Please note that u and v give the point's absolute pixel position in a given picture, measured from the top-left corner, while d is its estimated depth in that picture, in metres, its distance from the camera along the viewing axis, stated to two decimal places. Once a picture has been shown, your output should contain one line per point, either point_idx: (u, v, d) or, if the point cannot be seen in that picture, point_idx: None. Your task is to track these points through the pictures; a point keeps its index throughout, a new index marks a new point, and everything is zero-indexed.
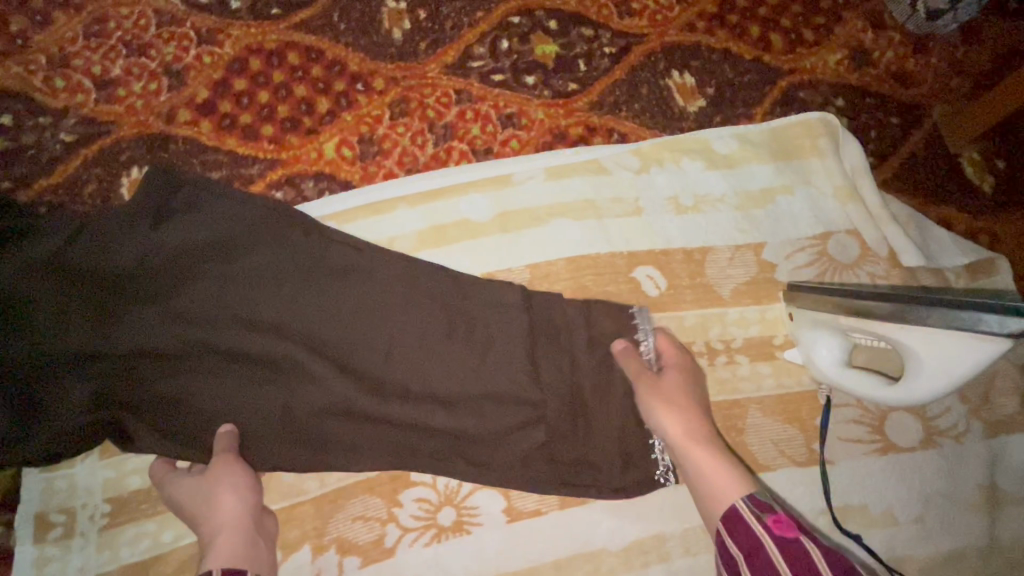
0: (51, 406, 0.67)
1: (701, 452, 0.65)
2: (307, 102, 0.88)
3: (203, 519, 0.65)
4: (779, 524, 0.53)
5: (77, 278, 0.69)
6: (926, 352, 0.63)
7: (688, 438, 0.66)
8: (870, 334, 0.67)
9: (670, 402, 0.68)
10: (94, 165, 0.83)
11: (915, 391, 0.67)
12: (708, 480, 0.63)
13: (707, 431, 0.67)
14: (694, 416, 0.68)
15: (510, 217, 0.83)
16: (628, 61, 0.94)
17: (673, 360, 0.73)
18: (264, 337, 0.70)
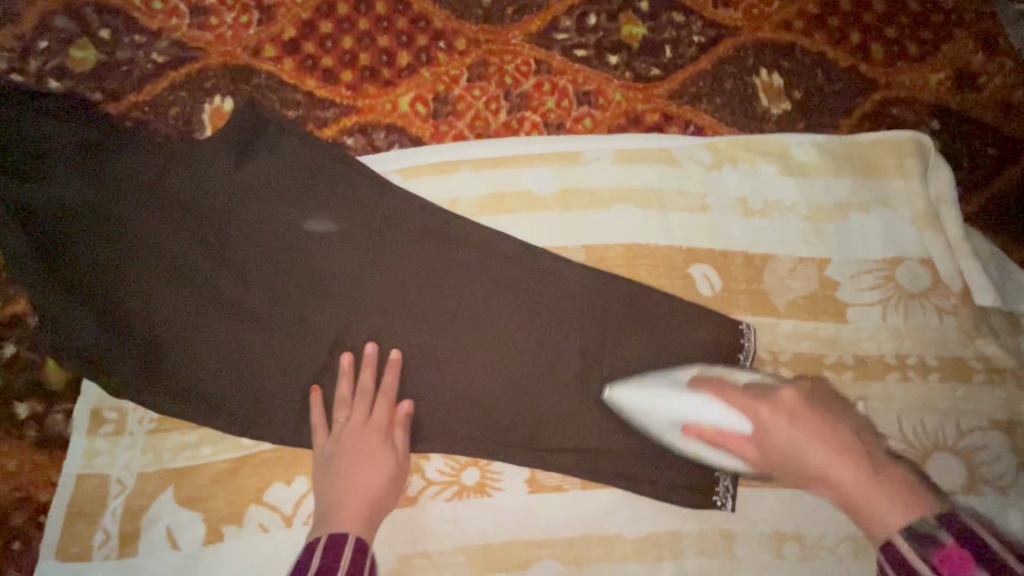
0: (124, 306, 0.74)
1: (846, 476, 0.62)
2: (388, 53, 0.88)
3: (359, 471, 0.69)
4: (947, 562, 0.51)
5: (172, 208, 0.76)
6: (654, 412, 0.70)
7: (835, 475, 0.63)
8: (679, 441, 0.70)
9: (788, 452, 0.65)
10: (179, 88, 0.85)
11: (722, 412, 0.68)
12: (869, 506, 0.60)
13: (843, 451, 0.63)
14: (826, 449, 0.64)
15: (572, 195, 0.82)
16: (715, 53, 0.91)
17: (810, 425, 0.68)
18: (327, 289, 0.76)
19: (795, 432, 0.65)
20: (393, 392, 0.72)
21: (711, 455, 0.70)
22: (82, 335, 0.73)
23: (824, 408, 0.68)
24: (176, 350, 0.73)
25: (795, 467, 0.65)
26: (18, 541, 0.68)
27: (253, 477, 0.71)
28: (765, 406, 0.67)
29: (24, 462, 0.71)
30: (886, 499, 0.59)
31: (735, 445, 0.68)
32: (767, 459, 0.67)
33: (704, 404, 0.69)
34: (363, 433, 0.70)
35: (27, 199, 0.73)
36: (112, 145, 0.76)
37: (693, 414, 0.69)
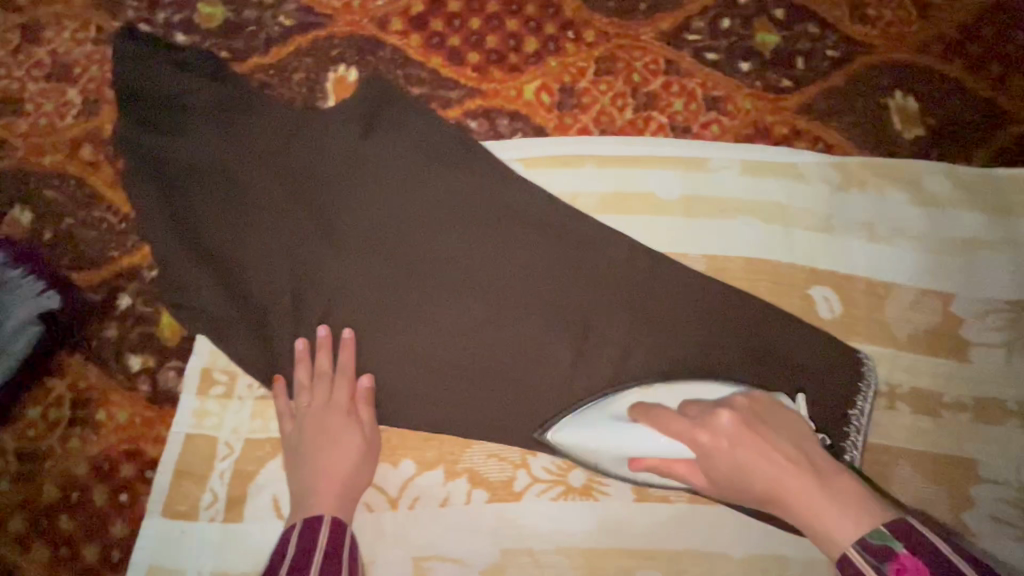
0: (235, 268, 0.73)
1: (792, 492, 0.56)
2: (516, 38, 0.86)
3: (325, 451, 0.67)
4: (902, 573, 0.46)
5: (291, 173, 0.75)
6: (599, 453, 0.68)
7: (781, 487, 0.57)
8: (627, 473, 0.68)
9: (730, 476, 0.61)
10: (305, 54, 0.84)
11: (663, 440, 0.65)
12: (818, 522, 0.54)
13: (786, 465, 0.58)
14: (773, 463, 0.59)
15: (696, 202, 0.80)
16: (848, 70, 0.88)
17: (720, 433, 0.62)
18: (438, 271, 0.75)
19: (738, 457, 0.60)
20: (350, 370, 0.71)
21: (663, 480, 0.68)
22: (195, 293, 0.72)
23: (762, 429, 0.61)
24: (287, 318, 0.73)
25: (734, 489, 0.61)
26: (126, 493, 0.69)
27: None
28: (704, 432, 0.62)
29: (134, 415, 0.71)
30: (834, 509, 0.53)
31: (686, 473, 0.63)
32: (717, 481, 0.62)
33: (646, 437, 0.66)
34: (325, 414, 0.68)
35: (158, 152, 0.73)
36: (242, 106, 0.76)
37: (632, 444, 0.66)
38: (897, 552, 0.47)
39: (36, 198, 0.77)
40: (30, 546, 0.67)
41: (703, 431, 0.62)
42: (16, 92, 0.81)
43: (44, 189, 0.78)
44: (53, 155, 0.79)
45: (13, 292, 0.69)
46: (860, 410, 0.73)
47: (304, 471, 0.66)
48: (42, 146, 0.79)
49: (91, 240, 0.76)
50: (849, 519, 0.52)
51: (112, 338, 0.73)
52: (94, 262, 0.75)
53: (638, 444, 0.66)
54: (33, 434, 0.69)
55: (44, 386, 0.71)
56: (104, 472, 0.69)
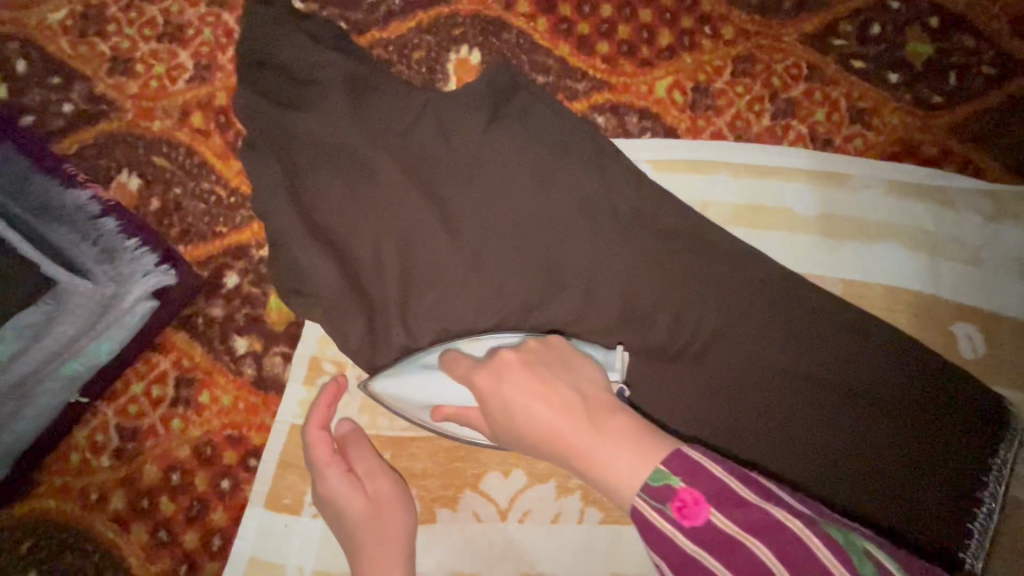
0: (349, 251, 0.69)
1: (571, 442, 0.50)
2: (649, 30, 0.80)
3: (350, 523, 0.62)
4: (683, 510, 0.44)
5: (417, 160, 0.72)
6: (414, 405, 0.63)
7: (559, 438, 0.51)
8: (431, 422, 0.64)
9: (520, 433, 0.54)
10: (427, 31, 0.79)
11: (453, 385, 0.61)
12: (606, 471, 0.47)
13: (567, 410, 0.52)
14: (547, 406, 0.53)
15: (836, 222, 0.75)
16: (1005, 89, 0.81)
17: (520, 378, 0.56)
18: (561, 274, 0.71)
19: (516, 402, 0.54)
20: (319, 420, 0.65)
21: (459, 431, 0.64)
22: (305, 274, 0.68)
23: (544, 376, 0.55)
24: (401, 311, 0.69)
25: (518, 442, 0.55)
26: (228, 480, 0.66)
27: (468, 462, 0.67)
28: (481, 375, 0.57)
29: (238, 400, 0.68)
30: (617, 449, 0.48)
31: (477, 420, 0.60)
32: (498, 433, 0.57)
33: (432, 378, 0.62)
34: (325, 485, 0.63)
35: (283, 126, 0.70)
36: (370, 84, 0.72)
37: (442, 397, 0.61)
38: (675, 489, 0.45)
39: (144, 164, 0.74)
40: (129, 528, 0.65)
41: (477, 374, 0.58)
42: (126, 50, 0.77)
43: (152, 155, 0.74)
44: (163, 120, 0.75)
45: (126, 267, 0.62)
46: (1003, 459, 0.67)
47: (347, 546, 0.62)
48: (151, 109, 0.76)
49: (200, 213, 0.73)
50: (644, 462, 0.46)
51: (219, 316, 0.70)
52: (202, 236, 0.72)
53: (447, 398, 0.61)
54: (135, 411, 0.67)
55: (148, 361, 0.69)
56: (206, 458, 0.66)
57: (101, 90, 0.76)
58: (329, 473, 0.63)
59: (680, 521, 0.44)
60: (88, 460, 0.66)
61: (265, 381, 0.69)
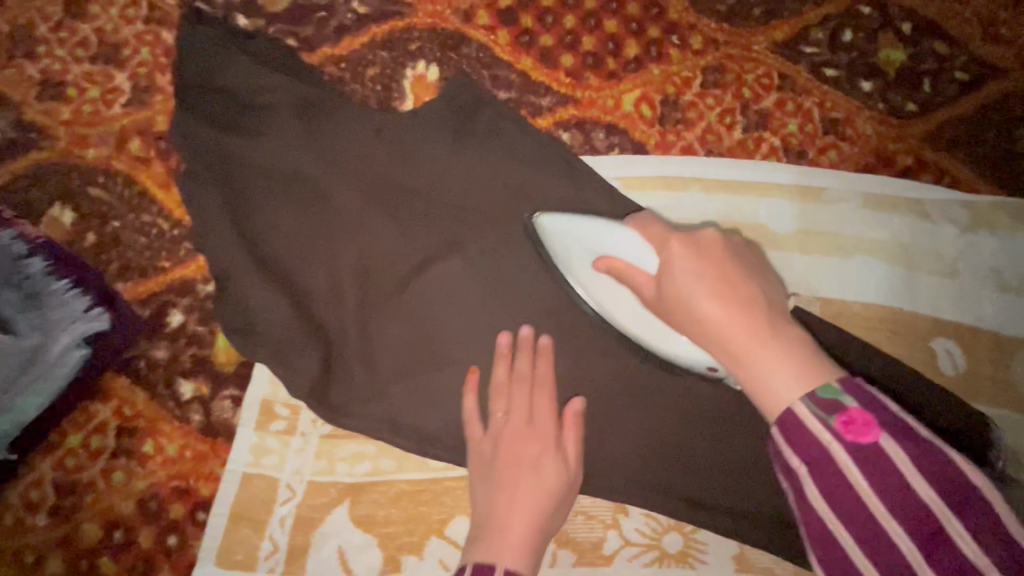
0: (296, 282, 0.65)
1: (735, 327, 0.46)
2: (615, 41, 0.77)
3: (517, 480, 0.58)
4: (852, 428, 0.39)
5: (376, 184, 0.68)
6: (574, 245, 0.62)
7: (731, 329, 0.46)
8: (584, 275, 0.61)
9: (683, 298, 0.50)
10: (381, 46, 0.75)
11: (638, 246, 0.56)
12: (756, 361, 0.44)
13: (742, 300, 0.47)
14: (715, 293, 0.48)
15: (812, 238, 0.72)
16: (978, 95, 0.79)
17: (686, 251, 0.52)
18: (527, 301, 0.67)
19: (699, 276, 0.49)
20: (551, 386, 0.63)
21: (614, 292, 0.60)
22: (249, 310, 0.64)
23: (746, 271, 0.51)
24: (355, 346, 0.65)
25: (686, 315, 0.49)
26: (175, 536, 0.62)
27: (434, 506, 0.63)
28: (677, 241, 0.53)
29: (186, 447, 0.64)
30: (782, 357, 0.43)
31: (640, 283, 0.54)
32: (662, 293, 0.52)
33: (635, 242, 0.57)
34: (522, 432, 0.60)
35: (229, 151, 0.66)
36: (318, 105, 0.69)
37: (609, 246, 0.58)
38: (847, 404, 0.39)
39: (78, 196, 0.69)
40: None
41: (676, 240, 0.52)
42: (56, 72, 0.72)
43: (87, 186, 0.69)
44: (98, 147, 0.70)
45: (56, 314, 0.59)
46: None
47: (491, 498, 0.58)
48: (86, 135, 0.71)
49: (140, 247, 0.68)
50: (790, 363, 0.42)
51: (162, 359, 0.65)
52: (143, 272, 0.67)
53: (615, 250, 0.57)
54: (72, 463, 0.63)
55: (86, 410, 0.64)
56: (151, 512, 0.62)
57: (31, 116, 0.71)
58: (534, 436, 0.60)
59: (844, 437, 0.39)
60: (22, 520, 0.61)
61: (212, 428, 0.64)
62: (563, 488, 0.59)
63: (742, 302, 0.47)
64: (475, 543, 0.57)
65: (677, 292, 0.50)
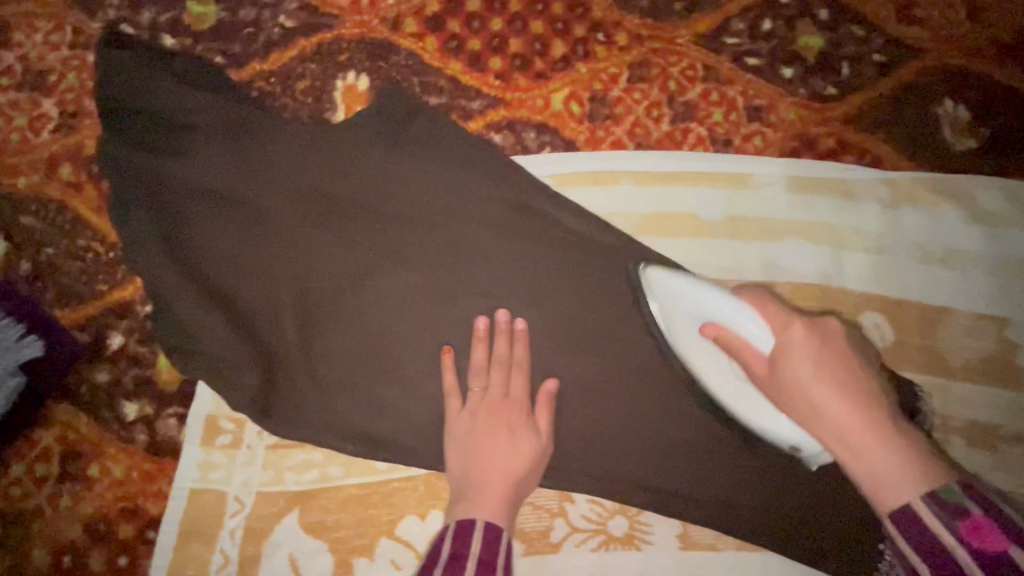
0: (232, 298, 0.66)
1: (855, 429, 0.50)
2: (542, 42, 0.79)
3: (493, 450, 0.62)
4: (979, 534, 0.41)
5: (308, 196, 0.69)
6: (674, 305, 0.64)
7: (847, 425, 0.51)
8: (688, 338, 0.64)
9: (799, 383, 0.54)
10: (310, 59, 0.76)
11: (754, 321, 0.59)
12: (868, 459, 0.49)
13: (863, 402, 0.51)
14: (835, 388, 0.53)
15: (741, 223, 0.74)
16: (897, 76, 0.82)
17: (799, 335, 0.56)
18: (465, 302, 0.69)
19: (822, 369, 0.54)
20: (525, 364, 0.66)
21: (704, 358, 0.64)
22: (189, 328, 0.65)
23: (864, 370, 0.55)
24: (296, 357, 0.66)
25: (800, 398, 0.54)
26: (125, 556, 0.62)
27: (384, 507, 0.64)
28: (797, 325, 0.56)
29: (132, 468, 0.64)
30: (895, 464, 0.47)
31: (750, 359, 0.58)
32: (775, 373, 0.56)
33: (744, 314, 0.59)
34: (498, 406, 0.64)
35: (161, 177, 0.67)
36: (245, 122, 0.70)
37: (713, 308, 0.61)
38: (970, 510, 0.42)
39: (10, 225, 0.69)
40: None
41: (801, 323, 0.56)
42: None
43: (19, 214, 0.69)
44: (28, 175, 0.70)
45: None
46: None
47: (468, 466, 0.61)
48: (15, 164, 0.70)
49: (76, 272, 0.68)
50: (896, 457, 0.47)
51: (103, 382, 0.66)
52: (81, 297, 0.68)
53: (723, 317, 0.60)
54: (17, 493, 0.63)
55: (29, 439, 0.64)
56: (100, 535, 0.62)
57: None
58: (511, 408, 0.64)
59: (970, 541, 0.41)
60: None
61: (159, 447, 0.65)
62: (538, 454, 0.63)
63: (860, 402, 0.52)
64: (453, 504, 0.60)
65: (795, 378, 0.54)
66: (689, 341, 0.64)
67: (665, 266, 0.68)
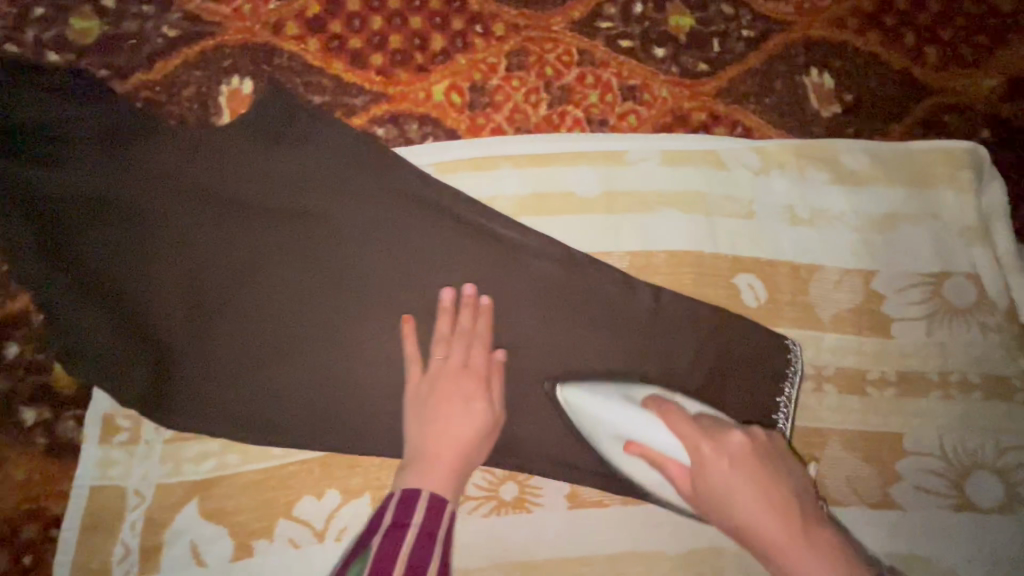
0: (121, 301, 0.69)
1: (770, 532, 0.59)
2: (421, 36, 0.82)
3: (444, 416, 0.66)
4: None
5: (193, 199, 0.72)
6: (592, 429, 0.69)
7: (767, 537, 0.59)
8: (613, 455, 0.69)
9: (716, 493, 0.63)
10: (195, 67, 0.79)
11: (667, 437, 0.67)
12: (789, 561, 0.58)
13: (778, 502, 0.61)
14: (755, 498, 0.61)
15: (617, 198, 0.78)
16: (764, 49, 0.86)
17: (716, 464, 0.63)
18: (353, 290, 0.71)
19: (735, 475, 0.62)
20: (486, 340, 0.70)
21: (645, 476, 0.68)
22: (80, 333, 0.68)
23: (771, 466, 0.63)
24: (186, 355, 0.68)
25: (721, 512, 0.63)
26: (30, 555, 0.67)
27: (281, 490, 0.67)
28: (707, 444, 0.64)
29: (33, 471, 0.68)
30: (813, 561, 0.57)
31: (673, 474, 0.65)
32: (697, 490, 0.64)
33: (653, 426, 0.67)
34: (459, 376, 0.68)
35: (44, 190, 0.69)
36: (124, 130, 0.72)
37: (636, 431, 0.67)
38: None
39: None
40: None
41: (709, 443, 0.64)
42: None
43: None
44: None
45: None
46: (787, 397, 0.73)
47: (422, 429, 0.66)
48: None
49: None
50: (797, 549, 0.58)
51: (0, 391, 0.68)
52: None
53: (647, 437, 0.67)
54: None
55: None
56: (6, 536, 0.66)
57: None
58: (463, 379, 0.68)
59: None
60: None
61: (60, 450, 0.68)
62: (490, 423, 0.67)
63: (771, 515, 0.60)
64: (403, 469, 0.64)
65: (716, 493, 0.63)
66: (610, 446, 0.69)
67: (541, 251, 0.73)
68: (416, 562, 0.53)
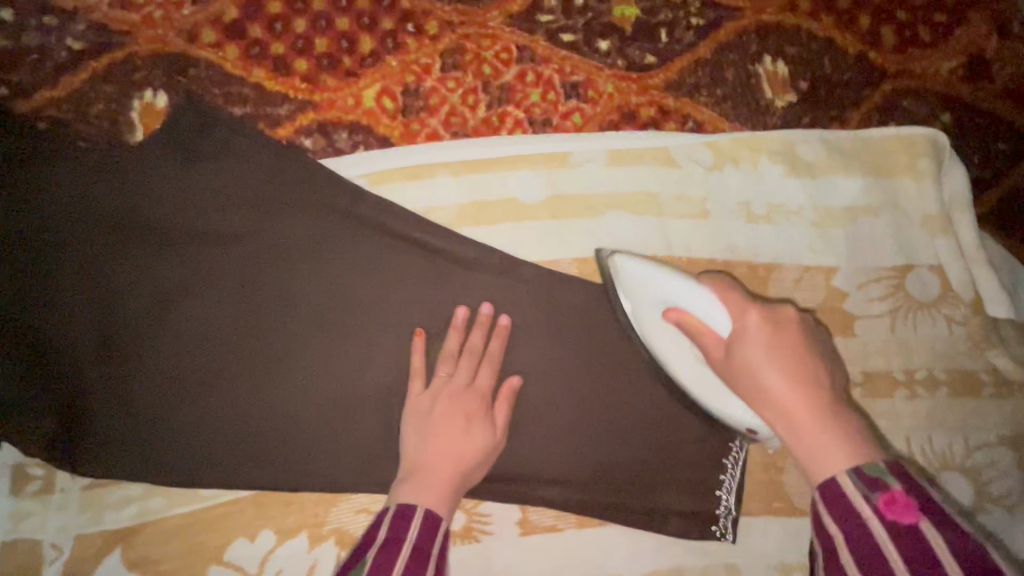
0: (26, 341, 0.64)
1: (795, 406, 0.47)
2: (348, 38, 0.77)
3: (458, 439, 0.60)
4: (893, 507, 0.40)
5: (99, 225, 0.66)
6: (637, 286, 0.62)
7: (787, 407, 0.48)
8: (648, 320, 0.61)
9: (750, 364, 0.51)
10: (103, 82, 0.73)
11: (714, 307, 0.57)
12: (802, 434, 0.46)
13: (810, 382, 0.48)
14: (784, 372, 0.49)
15: (562, 203, 0.74)
16: (714, 37, 0.82)
17: (754, 332, 0.52)
18: (278, 317, 0.66)
19: (771, 353, 0.50)
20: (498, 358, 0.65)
21: (672, 350, 0.60)
22: None
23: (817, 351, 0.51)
24: (100, 396, 0.64)
25: (750, 385, 0.51)
26: None
27: (211, 533, 0.63)
28: (752, 314, 0.54)
29: None
30: (829, 437, 0.45)
31: (707, 345, 0.56)
32: (728, 358, 0.53)
33: (696, 292, 0.58)
34: (465, 395, 0.63)
35: None
36: (18, 155, 0.66)
37: (678, 297, 0.59)
38: (890, 487, 0.41)
39: None
40: None
41: (756, 310, 0.54)
42: None
43: None
44: None
45: None
46: None
47: (416, 448, 0.60)
48: None
49: None
50: (831, 434, 0.45)
51: None
52: None
53: (684, 301, 0.58)
54: None
55: None
56: None
57: None
58: (484, 402, 0.63)
59: (884, 514, 0.40)
60: None
61: None
62: (491, 445, 0.61)
63: (796, 392, 0.48)
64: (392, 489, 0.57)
65: (745, 363, 0.52)
66: (647, 317, 0.61)
67: (480, 265, 0.69)
68: (424, 544, 0.47)
